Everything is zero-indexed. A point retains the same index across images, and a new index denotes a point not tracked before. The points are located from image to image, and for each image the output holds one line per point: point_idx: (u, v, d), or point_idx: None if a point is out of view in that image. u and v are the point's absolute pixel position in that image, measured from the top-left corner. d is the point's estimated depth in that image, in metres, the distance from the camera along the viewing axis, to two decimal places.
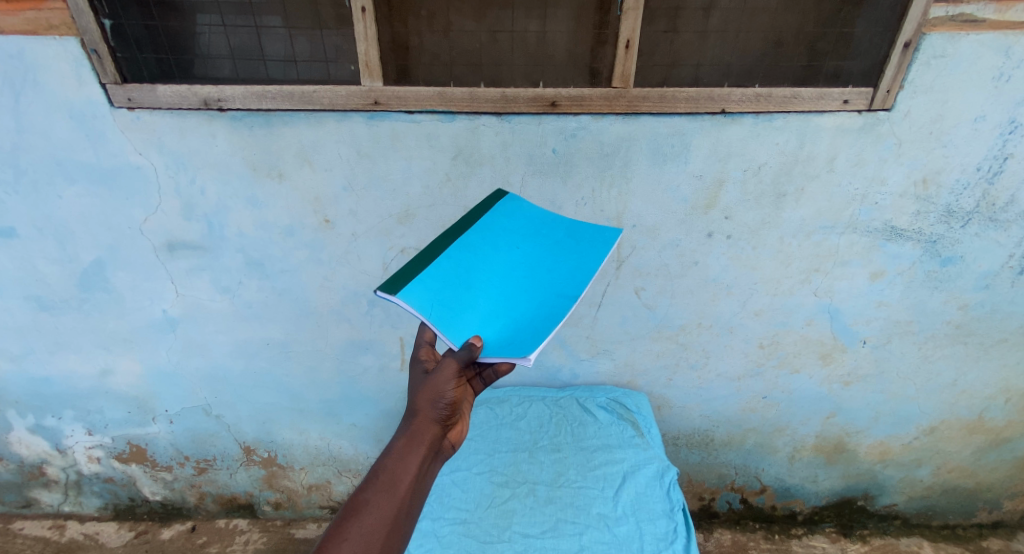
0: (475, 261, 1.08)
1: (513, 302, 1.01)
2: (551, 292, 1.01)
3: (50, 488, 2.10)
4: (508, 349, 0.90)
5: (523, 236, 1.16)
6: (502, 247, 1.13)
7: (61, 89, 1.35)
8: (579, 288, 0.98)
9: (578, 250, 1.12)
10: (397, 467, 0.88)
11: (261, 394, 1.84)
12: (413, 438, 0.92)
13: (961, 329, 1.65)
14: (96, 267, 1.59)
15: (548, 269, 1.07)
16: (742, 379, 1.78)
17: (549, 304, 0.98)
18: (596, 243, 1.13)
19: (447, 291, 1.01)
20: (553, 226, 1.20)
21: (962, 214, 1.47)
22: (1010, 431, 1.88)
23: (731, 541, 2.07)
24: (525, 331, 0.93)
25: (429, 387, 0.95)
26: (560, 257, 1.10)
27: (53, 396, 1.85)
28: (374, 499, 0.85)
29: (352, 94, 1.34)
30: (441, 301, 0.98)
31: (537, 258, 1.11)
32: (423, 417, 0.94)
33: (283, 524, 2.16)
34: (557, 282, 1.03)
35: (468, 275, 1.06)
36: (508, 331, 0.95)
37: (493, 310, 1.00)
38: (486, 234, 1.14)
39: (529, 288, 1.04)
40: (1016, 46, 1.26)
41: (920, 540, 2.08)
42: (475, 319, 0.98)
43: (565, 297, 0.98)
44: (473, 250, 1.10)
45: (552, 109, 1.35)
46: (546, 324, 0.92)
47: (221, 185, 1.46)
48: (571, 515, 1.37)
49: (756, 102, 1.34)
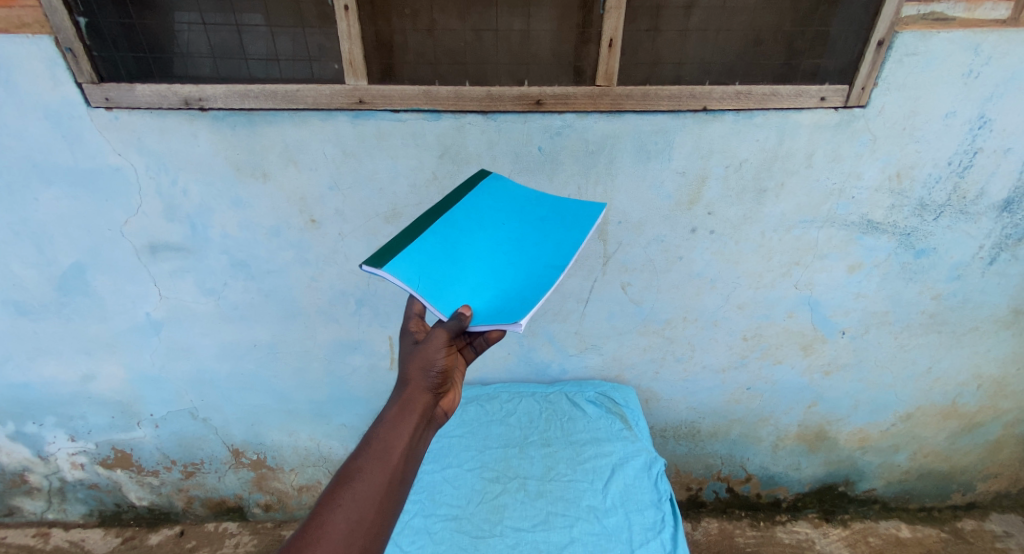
0: (461, 238, 1.09)
1: (500, 275, 1.02)
2: (537, 264, 1.02)
3: (33, 496, 2.06)
4: (498, 317, 0.92)
5: (509, 212, 1.17)
6: (487, 225, 1.14)
7: (36, 90, 1.32)
8: (566, 260, 1.00)
9: (562, 224, 1.13)
10: (391, 432, 0.89)
11: (249, 396, 1.83)
12: (407, 404, 0.93)
13: (934, 318, 1.71)
14: (76, 271, 1.57)
15: (534, 243, 1.09)
16: (727, 370, 1.82)
17: (537, 275, 0.99)
18: (581, 216, 1.14)
19: (434, 266, 1.02)
20: (538, 202, 1.21)
21: (934, 207, 1.52)
22: (983, 415, 1.95)
23: (718, 529, 2.13)
24: (514, 300, 0.95)
25: (420, 355, 0.95)
26: (545, 231, 1.12)
27: (34, 402, 1.81)
28: (368, 465, 0.85)
29: (337, 92, 1.33)
30: (428, 274, 0.99)
31: (523, 234, 1.12)
32: (415, 385, 0.95)
33: (273, 525, 2.15)
34: (543, 255, 1.04)
35: (455, 251, 1.07)
36: (496, 302, 0.96)
37: (481, 283, 1.01)
38: (470, 212, 1.15)
39: (516, 262, 1.05)
40: (985, 43, 1.30)
41: (899, 522, 2.15)
42: (463, 292, 0.99)
43: (552, 268, 1.00)
44: (459, 226, 1.11)
45: (537, 108, 1.36)
46: (534, 293, 0.94)
47: (204, 186, 1.45)
48: (562, 508, 1.39)
49: (737, 99, 1.37)
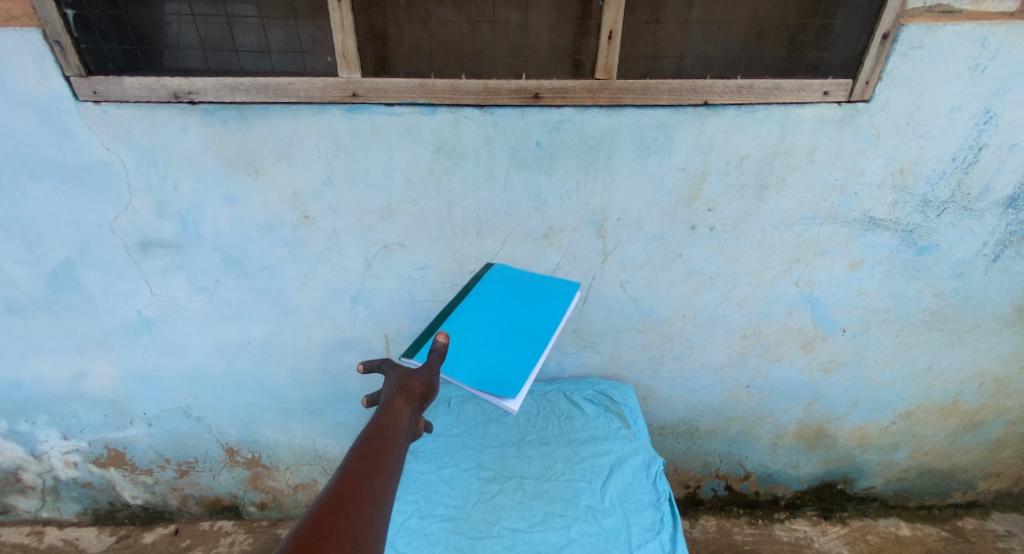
0: (474, 311, 1.34)
1: (502, 349, 1.23)
2: (528, 341, 1.24)
3: (26, 494, 2.04)
4: (498, 393, 1.11)
5: (506, 295, 1.40)
6: (491, 306, 1.36)
7: (22, 83, 1.29)
8: (548, 337, 1.23)
9: (547, 303, 1.35)
10: (389, 423, 0.95)
11: (244, 394, 1.81)
12: (400, 405, 1.00)
13: (936, 316, 1.69)
14: (66, 268, 1.54)
15: (526, 324, 1.30)
16: (726, 367, 1.80)
17: (527, 351, 1.21)
18: (561, 295, 1.37)
19: (455, 345, 1.24)
20: (529, 283, 1.43)
21: (937, 204, 1.50)
22: (984, 414, 1.94)
23: (716, 527, 2.12)
24: (510, 375, 1.15)
25: (414, 370, 1.09)
26: (530, 305, 1.36)
27: (26, 400, 1.79)
28: (384, 430, 0.93)
29: (329, 85, 1.30)
30: (450, 358, 1.20)
31: (518, 313, 1.34)
32: (406, 392, 1.03)
33: (269, 524, 2.13)
34: (532, 333, 1.26)
35: (469, 319, 1.32)
36: (496, 373, 1.16)
37: (487, 354, 1.22)
38: (479, 298, 1.39)
39: (513, 338, 1.26)
40: (992, 37, 1.28)
41: (898, 520, 2.14)
42: (474, 364, 1.19)
43: (537, 343, 1.22)
44: (471, 307, 1.36)
45: (534, 102, 1.34)
46: (522, 369, 1.16)
47: (195, 181, 1.42)
48: (560, 508, 1.36)
49: (739, 93, 1.34)
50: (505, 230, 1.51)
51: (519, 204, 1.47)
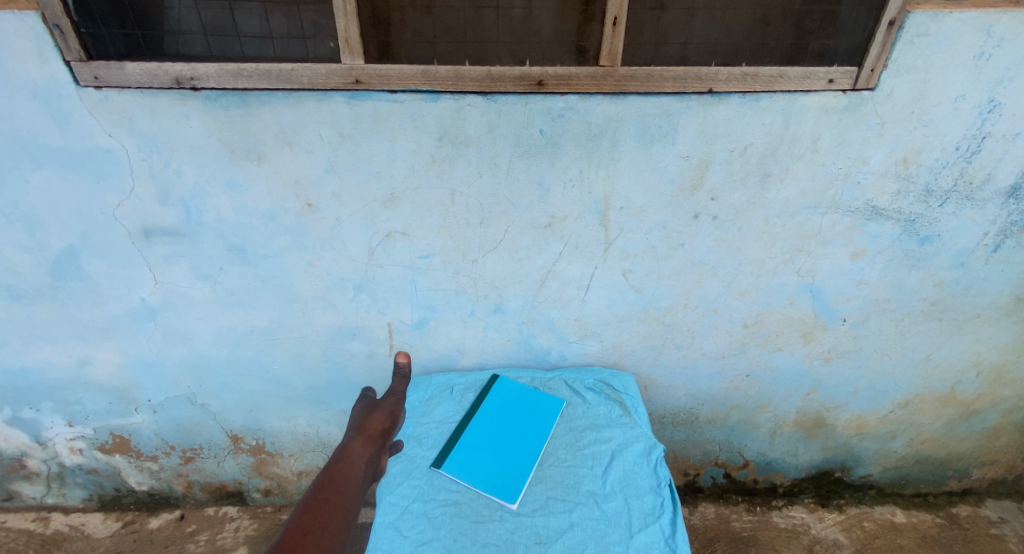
0: (482, 424, 1.55)
1: (504, 453, 1.46)
2: (524, 444, 1.49)
3: (32, 480, 2.06)
4: (501, 489, 1.37)
5: (507, 405, 1.62)
6: (495, 418, 1.57)
7: (21, 68, 1.28)
8: (539, 448, 1.48)
9: (539, 406, 1.61)
10: (350, 456, 1.19)
11: (247, 381, 1.82)
12: (359, 443, 1.25)
13: (936, 306, 1.70)
14: (68, 255, 1.54)
15: (523, 431, 1.53)
16: (726, 356, 1.81)
17: (523, 456, 1.46)
18: (549, 403, 1.62)
19: (467, 450, 1.47)
20: (525, 391, 1.66)
21: (940, 193, 1.50)
22: (981, 402, 1.95)
23: (715, 514, 2.14)
24: (511, 475, 1.41)
25: (371, 416, 1.36)
26: (514, 416, 1.58)
27: (30, 387, 1.80)
28: (344, 461, 1.17)
29: (332, 72, 1.29)
30: (464, 465, 1.43)
31: (517, 421, 1.56)
32: (364, 433, 1.29)
33: (273, 510, 2.16)
34: (527, 439, 1.51)
35: (476, 432, 1.53)
36: (500, 470, 1.42)
37: (493, 444, 1.49)
38: (486, 413, 1.59)
39: (512, 443, 1.49)
40: (998, 25, 1.27)
41: (894, 508, 2.17)
42: (481, 470, 1.42)
43: (530, 452, 1.47)
44: (480, 424, 1.55)
45: (538, 89, 1.32)
46: (520, 477, 1.40)
47: (198, 168, 1.42)
48: (562, 493, 1.36)
49: (744, 81, 1.33)
50: (508, 218, 1.51)
51: (521, 192, 1.47)
